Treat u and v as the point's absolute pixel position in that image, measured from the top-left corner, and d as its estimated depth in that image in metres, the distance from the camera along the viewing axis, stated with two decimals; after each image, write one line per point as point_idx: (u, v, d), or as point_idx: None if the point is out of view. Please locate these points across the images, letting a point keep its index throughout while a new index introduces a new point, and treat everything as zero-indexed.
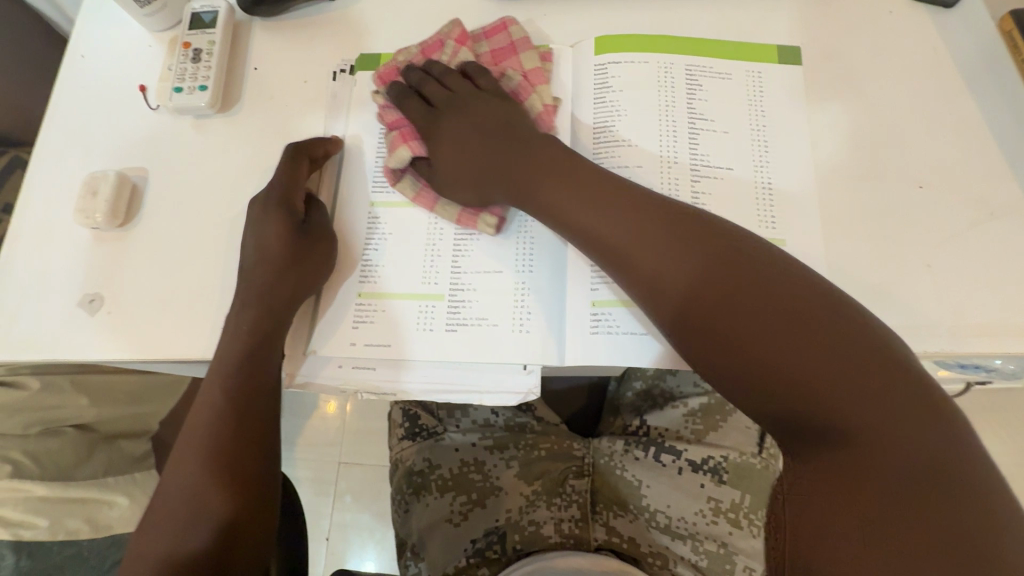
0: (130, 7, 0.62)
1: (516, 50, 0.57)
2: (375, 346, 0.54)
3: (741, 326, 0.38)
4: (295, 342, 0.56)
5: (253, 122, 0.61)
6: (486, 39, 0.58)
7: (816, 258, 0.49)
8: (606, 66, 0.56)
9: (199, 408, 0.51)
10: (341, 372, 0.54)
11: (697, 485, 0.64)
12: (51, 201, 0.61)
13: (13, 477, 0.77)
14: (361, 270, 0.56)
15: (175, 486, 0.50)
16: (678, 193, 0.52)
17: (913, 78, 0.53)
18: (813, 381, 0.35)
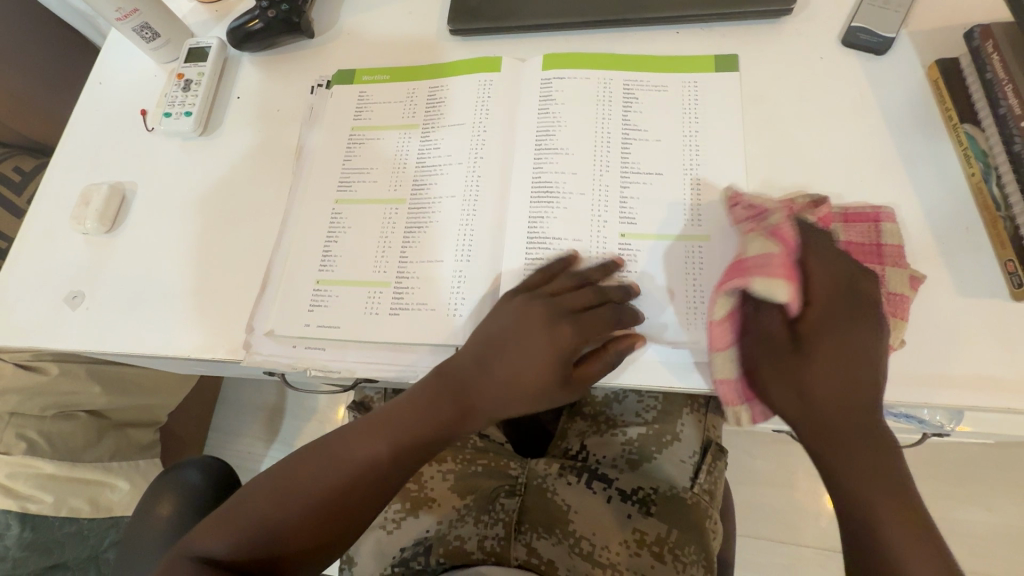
0: (138, 43, 0.71)
1: (881, 258, 0.47)
2: (327, 327, 0.56)
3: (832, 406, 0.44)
4: (255, 323, 0.58)
5: (229, 144, 0.68)
6: (846, 225, 0.49)
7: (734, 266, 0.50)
8: (550, 81, 0.59)
9: (357, 448, 0.50)
10: (294, 351, 0.56)
11: (625, 514, 0.65)
12: (56, 207, 0.69)
13: (28, 454, 0.96)
14: (322, 259, 0.58)
15: (273, 484, 0.49)
16: (608, 199, 0.54)
17: (836, 122, 0.53)
18: (882, 488, 0.42)
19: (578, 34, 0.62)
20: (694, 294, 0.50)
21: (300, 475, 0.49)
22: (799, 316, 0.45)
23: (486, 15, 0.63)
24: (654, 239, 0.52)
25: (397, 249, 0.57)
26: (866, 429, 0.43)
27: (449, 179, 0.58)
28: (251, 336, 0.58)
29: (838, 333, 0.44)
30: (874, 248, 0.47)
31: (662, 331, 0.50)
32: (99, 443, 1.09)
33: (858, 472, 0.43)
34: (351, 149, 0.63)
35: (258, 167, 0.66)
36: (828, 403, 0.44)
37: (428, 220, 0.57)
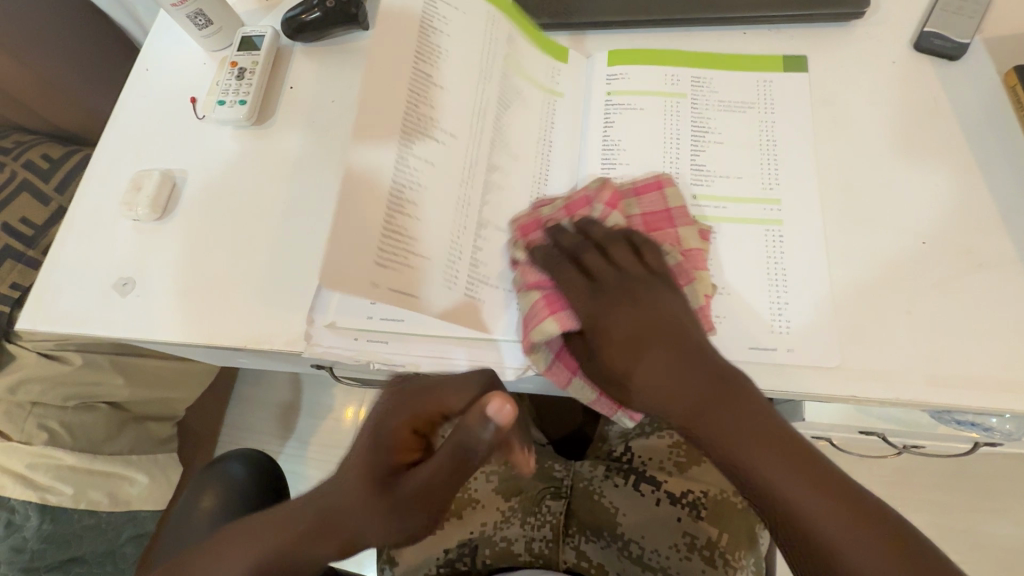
0: (190, 30, 0.71)
1: (672, 221, 0.51)
2: (389, 319, 0.55)
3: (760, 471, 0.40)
4: (314, 315, 0.56)
5: (281, 134, 0.67)
6: (637, 199, 0.52)
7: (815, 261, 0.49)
8: (615, 75, 0.59)
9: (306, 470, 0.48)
10: (356, 344, 0.55)
11: (674, 518, 0.63)
12: (104, 192, 0.68)
13: (50, 445, 0.95)
14: None
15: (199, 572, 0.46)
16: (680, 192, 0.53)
17: (910, 126, 0.53)
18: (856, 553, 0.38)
19: (642, 32, 0.61)
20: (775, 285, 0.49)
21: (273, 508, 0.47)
22: (600, 307, 0.46)
23: (550, 10, 0.62)
24: (727, 231, 0.51)
25: None
26: (798, 482, 0.40)
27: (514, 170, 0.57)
28: (310, 328, 0.56)
29: (656, 370, 0.43)
30: (694, 254, 0.49)
31: (741, 323, 0.48)
32: (118, 435, 1.06)
33: (837, 536, 0.38)
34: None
35: (311, 157, 0.65)
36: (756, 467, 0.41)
37: (496, 205, 0.55)
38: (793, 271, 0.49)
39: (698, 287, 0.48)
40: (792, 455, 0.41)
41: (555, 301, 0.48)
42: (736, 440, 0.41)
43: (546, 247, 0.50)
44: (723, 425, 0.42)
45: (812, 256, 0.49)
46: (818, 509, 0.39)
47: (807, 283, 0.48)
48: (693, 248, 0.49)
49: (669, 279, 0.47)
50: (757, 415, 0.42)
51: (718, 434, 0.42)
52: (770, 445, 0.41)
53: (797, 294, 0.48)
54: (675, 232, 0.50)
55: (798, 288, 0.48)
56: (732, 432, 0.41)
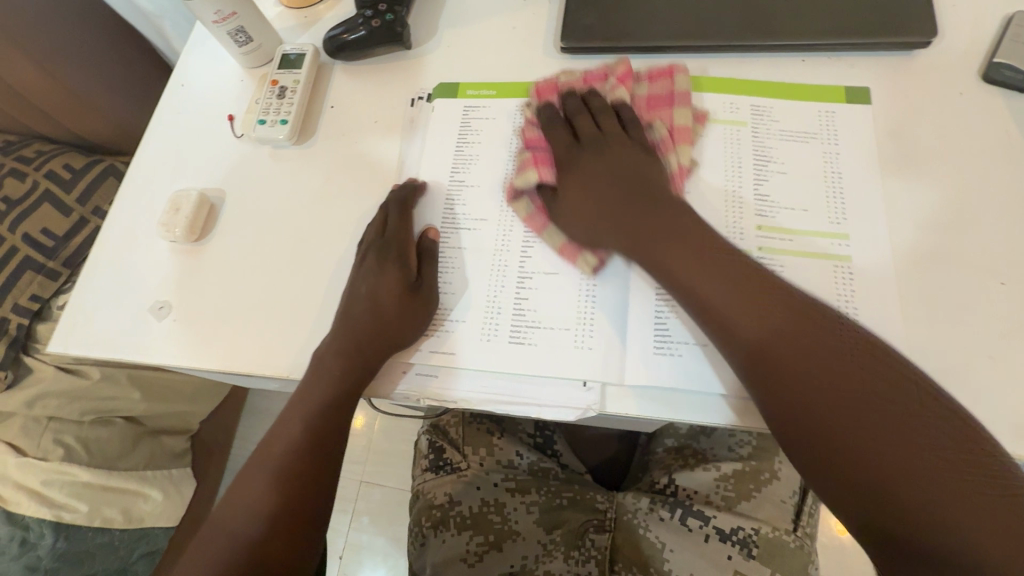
0: (229, 47, 0.69)
1: (672, 102, 0.56)
2: (440, 353, 0.53)
3: (812, 372, 0.41)
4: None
5: (322, 154, 0.66)
6: (649, 82, 0.57)
7: (888, 300, 0.47)
8: None
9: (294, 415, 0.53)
10: (406, 379, 0.53)
11: (724, 556, 0.61)
12: (140, 211, 0.67)
13: (65, 461, 0.92)
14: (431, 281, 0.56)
15: (233, 498, 0.53)
16: (742, 223, 0.52)
17: (983, 161, 0.51)
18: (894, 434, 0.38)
19: (696, 58, 0.60)
20: (847, 322, 0.47)
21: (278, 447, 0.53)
22: (566, 153, 0.54)
23: (602, 35, 0.61)
24: (795, 265, 0.50)
25: (514, 270, 0.54)
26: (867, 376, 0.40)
27: None
28: None
29: (691, 257, 0.47)
30: (681, 172, 0.53)
31: None
32: (133, 450, 1.03)
33: (873, 418, 0.39)
34: (457, 167, 0.61)
35: (353, 180, 0.64)
36: (805, 360, 0.41)
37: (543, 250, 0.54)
38: (865, 309, 0.47)
39: (675, 158, 0.54)
40: (886, 401, 0.39)
41: (542, 158, 0.56)
42: (792, 344, 0.42)
43: (558, 122, 0.56)
44: (810, 366, 0.41)
45: (886, 297, 0.48)
46: (904, 456, 0.37)
47: (882, 324, 0.47)
48: (676, 162, 0.54)
49: (665, 175, 0.52)
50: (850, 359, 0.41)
51: (799, 372, 0.41)
52: (817, 342, 0.42)
53: (873, 336, 0.46)
54: (671, 146, 0.54)
55: (873, 331, 0.47)
56: (826, 373, 0.41)
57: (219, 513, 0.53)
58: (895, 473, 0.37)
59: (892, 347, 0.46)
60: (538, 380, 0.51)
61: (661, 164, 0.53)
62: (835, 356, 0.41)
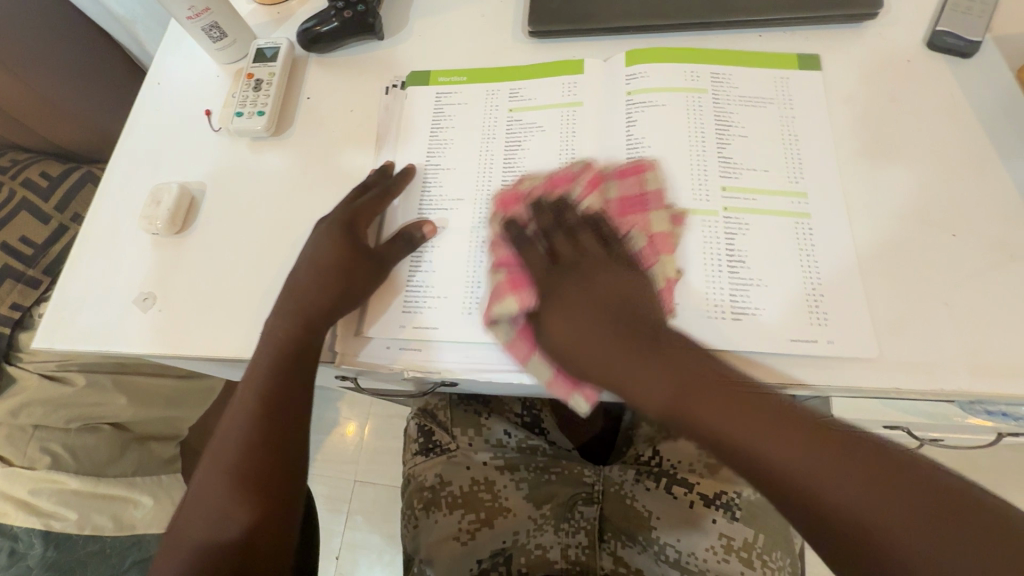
0: (204, 43, 0.70)
1: (647, 204, 0.53)
2: (424, 327, 0.54)
3: (719, 420, 0.43)
4: (346, 325, 0.57)
5: (300, 144, 0.67)
6: (546, 180, 0.55)
7: (848, 255, 0.50)
8: (635, 77, 0.60)
9: (243, 409, 0.54)
10: (389, 353, 0.54)
11: (709, 520, 0.63)
12: (120, 207, 0.67)
13: (53, 469, 0.92)
14: (411, 259, 0.57)
15: (200, 495, 0.52)
16: (708, 186, 0.54)
17: (931, 123, 0.54)
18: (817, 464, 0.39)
19: (660, 37, 0.62)
20: (810, 274, 0.49)
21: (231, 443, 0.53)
22: (546, 279, 0.50)
23: (567, 18, 0.63)
24: (759, 223, 0.52)
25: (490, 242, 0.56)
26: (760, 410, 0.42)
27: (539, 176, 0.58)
28: (343, 338, 0.56)
29: (562, 311, 0.49)
30: (660, 236, 0.51)
31: (781, 316, 0.48)
32: (121, 457, 1.02)
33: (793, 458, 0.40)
34: (433, 150, 0.62)
35: (331, 167, 0.65)
36: (714, 414, 0.43)
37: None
38: (829, 264, 0.50)
39: (660, 270, 0.50)
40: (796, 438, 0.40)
41: (517, 281, 0.50)
42: (699, 400, 0.44)
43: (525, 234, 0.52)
44: (718, 416, 0.43)
45: (844, 249, 0.50)
46: (843, 497, 0.38)
47: (843, 277, 0.49)
48: (657, 231, 0.52)
49: (635, 266, 0.50)
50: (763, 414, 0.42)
51: (719, 427, 0.42)
52: (715, 385, 0.44)
53: (836, 289, 0.49)
54: (647, 216, 0.52)
55: (836, 285, 0.49)
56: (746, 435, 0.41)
57: (186, 523, 0.52)
58: (819, 509, 0.39)
59: (853, 299, 0.48)
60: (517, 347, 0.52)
61: (624, 251, 0.51)
62: (712, 399, 0.43)
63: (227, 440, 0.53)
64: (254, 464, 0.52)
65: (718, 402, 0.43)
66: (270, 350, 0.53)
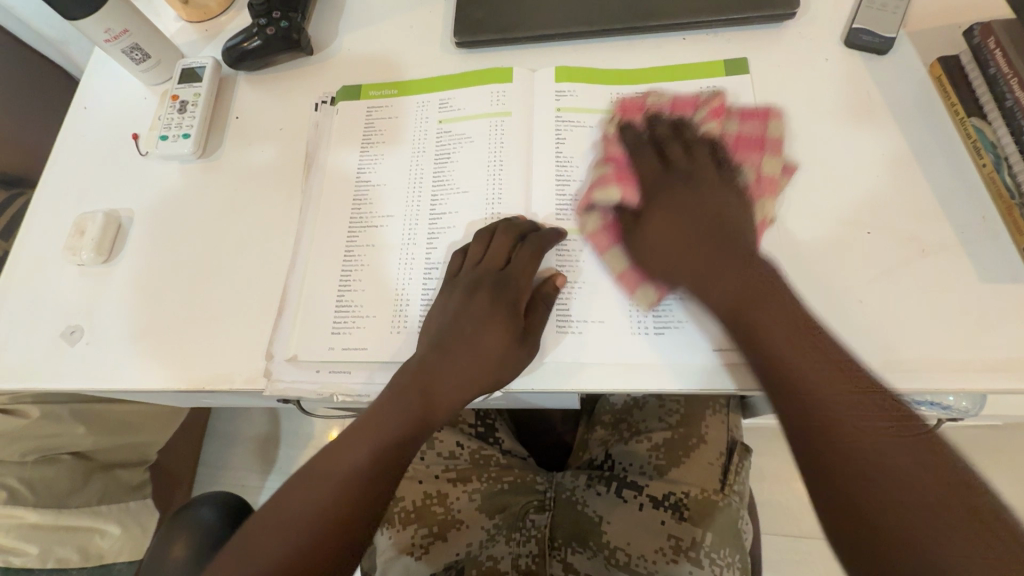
0: (127, 65, 0.68)
1: (764, 147, 0.53)
2: (353, 350, 0.54)
3: (796, 368, 0.43)
4: (274, 349, 0.55)
5: (230, 164, 0.66)
6: (741, 120, 0.53)
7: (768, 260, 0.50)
8: (564, 93, 0.59)
9: (342, 458, 0.48)
10: (319, 377, 0.54)
11: (658, 521, 0.64)
12: (45, 237, 0.65)
13: (10, 503, 0.87)
14: (341, 282, 0.56)
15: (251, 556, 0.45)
16: None
17: (849, 120, 0.54)
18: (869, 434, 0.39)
19: (584, 45, 0.62)
20: None
21: (271, 535, 0.46)
22: (662, 184, 0.52)
23: (492, 28, 0.63)
24: None
25: (421, 263, 0.55)
26: (844, 377, 0.42)
27: (467, 195, 0.57)
28: (270, 363, 0.54)
29: (672, 194, 0.51)
30: (768, 180, 0.52)
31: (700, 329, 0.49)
32: (86, 486, 1.00)
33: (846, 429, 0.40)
34: (364, 165, 0.61)
35: (261, 186, 0.64)
36: (786, 357, 0.43)
37: (448, 240, 0.56)
38: None
39: (759, 210, 0.51)
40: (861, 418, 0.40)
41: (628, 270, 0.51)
42: (759, 314, 0.45)
43: (609, 207, 0.53)
44: (778, 359, 0.44)
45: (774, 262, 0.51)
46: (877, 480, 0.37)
47: None
48: (768, 174, 0.52)
49: (745, 197, 0.50)
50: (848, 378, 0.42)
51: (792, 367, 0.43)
52: (799, 328, 0.44)
53: None
54: (761, 157, 0.52)
55: None
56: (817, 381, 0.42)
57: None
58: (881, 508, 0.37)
59: None
60: None
61: (737, 180, 0.51)
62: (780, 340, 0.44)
63: (298, 487, 0.48)
64: (316, 526, 0.46)
65: (785, 343, 0.44)
66: (400, 394, 0.49)
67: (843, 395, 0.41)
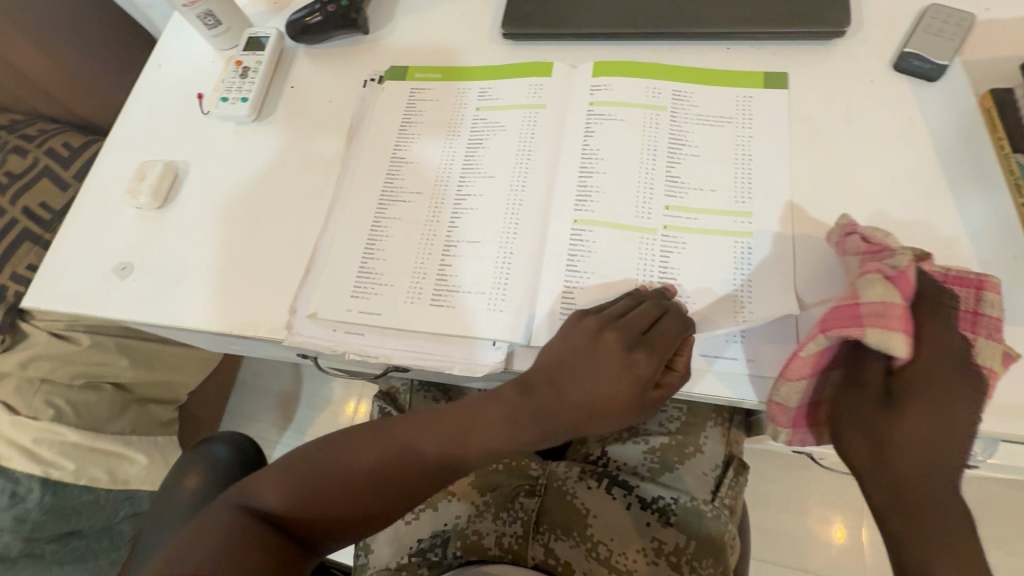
0: (200, 29, 0.74)
1: (975, 328, 0.43)
2: (368, 314, 0.57)
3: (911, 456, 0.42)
4: (298, 305, 0.59)
5: (281, 129, 0.70)
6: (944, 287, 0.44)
7: (781, 272, 0.51)
8: (599, 89, 0.60)
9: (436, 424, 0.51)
10: (334, 334, 0.57)
11: (643, 522, 0.65)
12: (112, 180, 0.72)
13: (55, 421, 0.96)
14: (365, 250, 0.59)
15: (342, 464, 0.50)
16: (652, 202, 0.55)
17: (886, 144, 0.53)
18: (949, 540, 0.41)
19: (627, 45, 0.63)
20: (740, 295, 0.50)
21: (330, 466, 0.50)
22: (922, 361, 0.42)
23: (538, 22, 0.64)
24: (697, 242, 0.53)
25: (442, 240, 0.58)
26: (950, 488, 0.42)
27: (494, 178, 0.59)
28: (293, 318, 0.58)
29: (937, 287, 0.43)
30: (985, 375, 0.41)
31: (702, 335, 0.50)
32: (121, 415, 1.09)
33: (930, 529, 0.41)
34: (401, 143, 0.64)
35: (309, 154, 0.67)
36: (912, 447, 0.42)
37: (471, 220, 0.58)
38: (760, 283, 0.51)
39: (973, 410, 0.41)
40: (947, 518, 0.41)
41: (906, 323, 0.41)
42: (927, 401, 0.42)
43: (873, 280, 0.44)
44: (910, 452, 0.42)
45: (808, 280, 0.50)
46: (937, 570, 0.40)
47: (773, 297, 0.50)
48: (986, 367, 0.42)
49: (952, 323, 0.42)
50: (957, 442, 0.41)
51: (915, 450, 0.42)
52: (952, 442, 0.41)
53: (762, 308, 0.50)
54: (974, 340, 0.42)
55: (762, 305, 0.50)
56: (919, 424, 0.42)
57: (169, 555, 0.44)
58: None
59: (780, 319, 0.49)
60: (453, 340, 0.54)
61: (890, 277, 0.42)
62: (926, 440, 0.42)
63: (400, 424, 0.52)
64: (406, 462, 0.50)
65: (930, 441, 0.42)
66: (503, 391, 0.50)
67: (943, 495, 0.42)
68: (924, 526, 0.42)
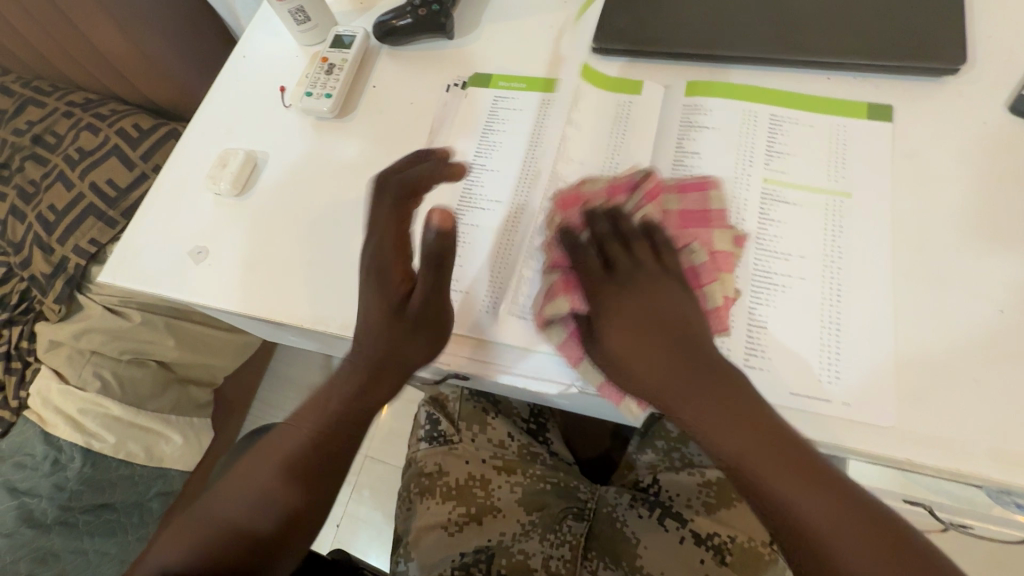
0: (289, 24, 0.75)
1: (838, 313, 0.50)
2: None
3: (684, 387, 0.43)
4: None
5: (361, 127, 0.70)
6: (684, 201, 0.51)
7: (879, 314, 0.49)
8: (693, 109, 0.59)
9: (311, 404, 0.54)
10: None
11: (697, 559, 0.62)
12: (192, 165, 0.73)
13: (99, 393, 0.98)
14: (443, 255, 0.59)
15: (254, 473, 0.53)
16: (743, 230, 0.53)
17: (999, 190, 0.51)
18: (792, 473, 0.40)
19: (722, 69, 0.61)
20: (831, 335, 0.48)
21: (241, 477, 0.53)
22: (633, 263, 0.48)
23: (632, 38, 0.63)
24: (789, 276, 0.51)
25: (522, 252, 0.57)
26: (740, 416, 0.42)
27: None
28: None
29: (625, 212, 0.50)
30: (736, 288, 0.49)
31: (792, 374, 0.48)
32: (162, 393, 1.08)
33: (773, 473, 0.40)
34: (482, 150, 0.64)
35: (388, 154, 0.68)
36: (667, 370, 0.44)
37: None
38: (855, 325, 0.49)
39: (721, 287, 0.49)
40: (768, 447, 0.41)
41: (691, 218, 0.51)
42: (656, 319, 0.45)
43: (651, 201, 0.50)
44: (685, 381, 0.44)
45: (910, 326, 0.48)
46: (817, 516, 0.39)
47: (868, 341, 0.48)
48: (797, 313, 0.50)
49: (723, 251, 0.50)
50: (689, 353, 0.44)
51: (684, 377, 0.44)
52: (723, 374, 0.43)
53: (856, 353, 0.48)
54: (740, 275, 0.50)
55: (858, 347, 0.48)
56: (648, 341, 0.45)
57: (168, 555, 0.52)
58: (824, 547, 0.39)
59: (877, 365, 0.47)
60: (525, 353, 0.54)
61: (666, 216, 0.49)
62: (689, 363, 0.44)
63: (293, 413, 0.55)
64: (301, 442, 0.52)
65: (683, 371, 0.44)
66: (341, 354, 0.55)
67: (742, 425, 0.42)
68: (768, 465, 0.41)
